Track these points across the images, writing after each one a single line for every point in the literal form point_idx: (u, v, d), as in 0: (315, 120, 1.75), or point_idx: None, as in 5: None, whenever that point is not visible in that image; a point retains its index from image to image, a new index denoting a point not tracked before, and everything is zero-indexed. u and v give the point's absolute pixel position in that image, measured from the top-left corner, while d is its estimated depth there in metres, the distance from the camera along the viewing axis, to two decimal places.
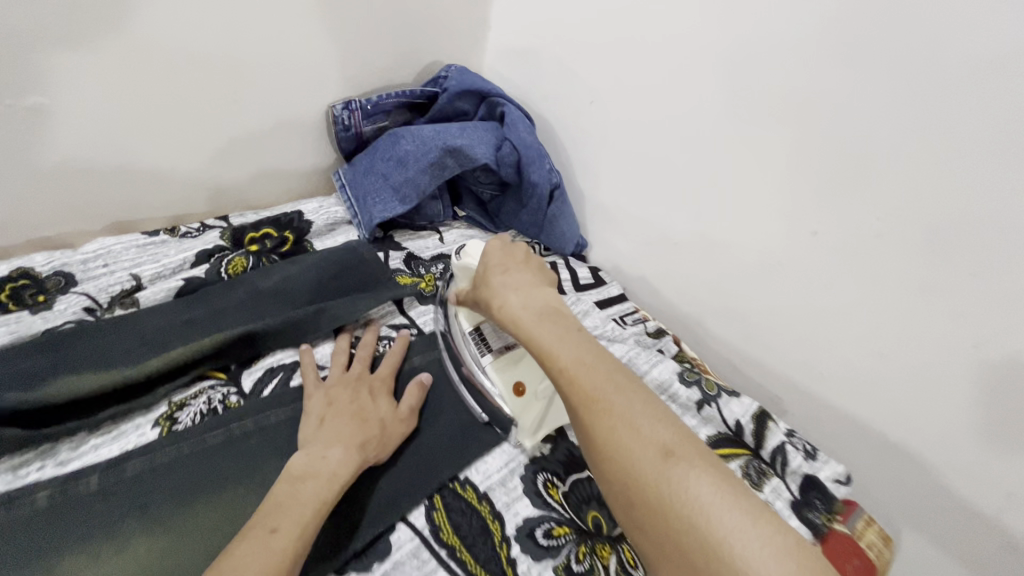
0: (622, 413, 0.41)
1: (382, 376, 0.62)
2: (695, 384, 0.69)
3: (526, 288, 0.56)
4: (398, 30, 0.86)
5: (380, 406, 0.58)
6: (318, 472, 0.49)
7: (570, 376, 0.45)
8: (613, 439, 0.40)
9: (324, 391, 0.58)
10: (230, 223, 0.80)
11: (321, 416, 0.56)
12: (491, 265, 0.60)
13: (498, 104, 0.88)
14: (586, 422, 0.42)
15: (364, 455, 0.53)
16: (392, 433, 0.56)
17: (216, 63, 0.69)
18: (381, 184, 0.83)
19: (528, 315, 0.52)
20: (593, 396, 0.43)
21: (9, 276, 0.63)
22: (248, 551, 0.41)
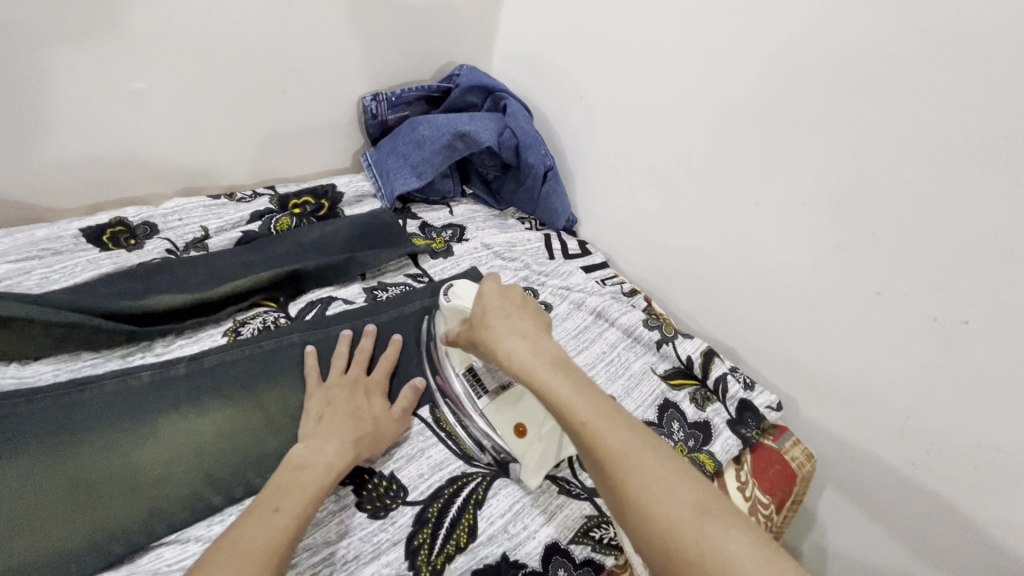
0: (650, 472, 0.43)
1: (380, 379, 0.67)
2: (656, 328, 0.84)
3: (532, 336, 0.55)
4: (418, 34, 1.02)
5: (375, 406, 0.63)
6: (315, 464, 0.54)
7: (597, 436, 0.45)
8: (647, 501, 0.42)
9: (323, 392, 0.63)
10: (277, 191, 0.96)
11: (319, 416, 0.60)
12: (492, 308, 0.58)
13: (502, 97, 1.03)
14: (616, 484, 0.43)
15: (357, 450, 0.57)
16: (384, 430, 0.62)
17: (271, 59, 0.87)
18: (401, 163, 0.99)
19: (542, 368, 0.51)
20: (623, 458, 0.44)
21: (110, 222, 0.79)
22: (255, 523, 0.46)
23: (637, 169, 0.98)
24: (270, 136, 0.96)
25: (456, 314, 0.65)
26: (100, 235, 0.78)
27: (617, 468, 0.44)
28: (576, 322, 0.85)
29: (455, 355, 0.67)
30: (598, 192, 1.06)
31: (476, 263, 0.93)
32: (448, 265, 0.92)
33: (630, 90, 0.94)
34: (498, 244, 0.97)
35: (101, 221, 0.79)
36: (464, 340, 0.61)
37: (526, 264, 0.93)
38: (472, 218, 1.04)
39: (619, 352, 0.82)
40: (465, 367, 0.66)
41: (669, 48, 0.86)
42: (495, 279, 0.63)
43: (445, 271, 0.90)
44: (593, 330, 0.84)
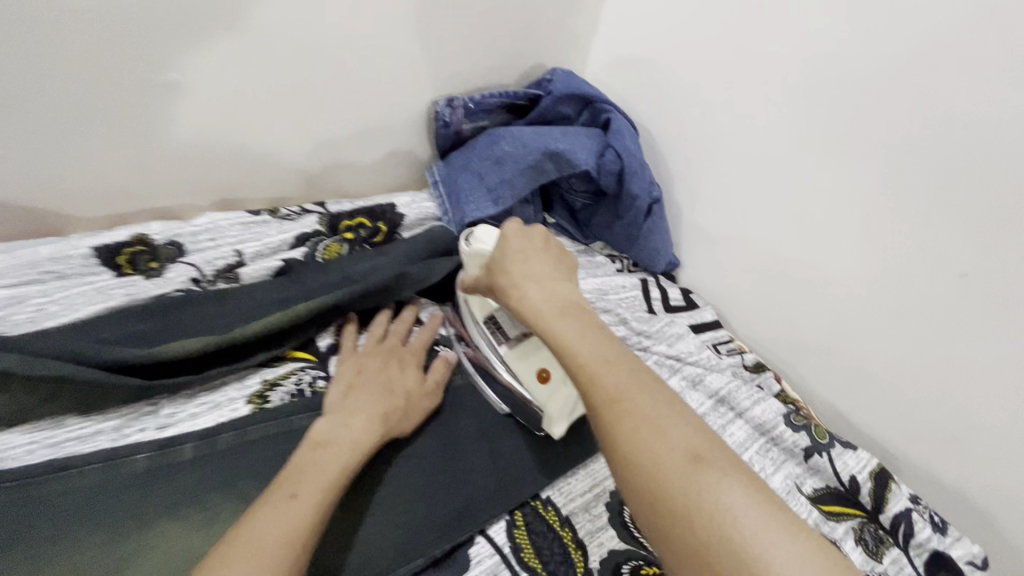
0: (648, 417, 0.37)
1: (415, 350, 0.62)
2: (804, 429, 0.63)
3: (545, 278, 0.48)
4: (506, 29, 0.84)
5: (408, 377, 0.58)
6: (340, 440, 0.48)
7: (593, 377, 0.39)
8: (637, 447, 0.36)
9: (356, 358, 0.58)
10: (328, 208, 0.79)
11: (348, 384, 0.55)
12: (509, 253, 0.52)
13: (603, 110, 0.84)
14: (608, 429, 0.37)
15: (387, 425, 0.52)
16: (417, 405, 0.56)
17: (335, 52, 0.71)
18: (475, 184, 0.82)
19: (548, 306, 0.45)
20: (619, 402, 0.38)
21: (128, 241, 0.64)
22: (270, 513, 0.40)
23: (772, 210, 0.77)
24: (324, 144, 0.80)
25: (475, 253, 0.60)
26: (116, 256, 0.64)
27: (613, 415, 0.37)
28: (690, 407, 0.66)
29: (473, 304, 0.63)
30: (709, 234, 0.86)
31: None
32: None
33: (776, 110, 0.73)
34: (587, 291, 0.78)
35: (119, 237, 0.64)
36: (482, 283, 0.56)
37: (623, 321, 0.74)
38: None
39: (752, 458, 0.61)
40: (485, 315, 0.63)
41: (855, 56, 0.65)
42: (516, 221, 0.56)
43: None
44: (713, 422, 0.65)
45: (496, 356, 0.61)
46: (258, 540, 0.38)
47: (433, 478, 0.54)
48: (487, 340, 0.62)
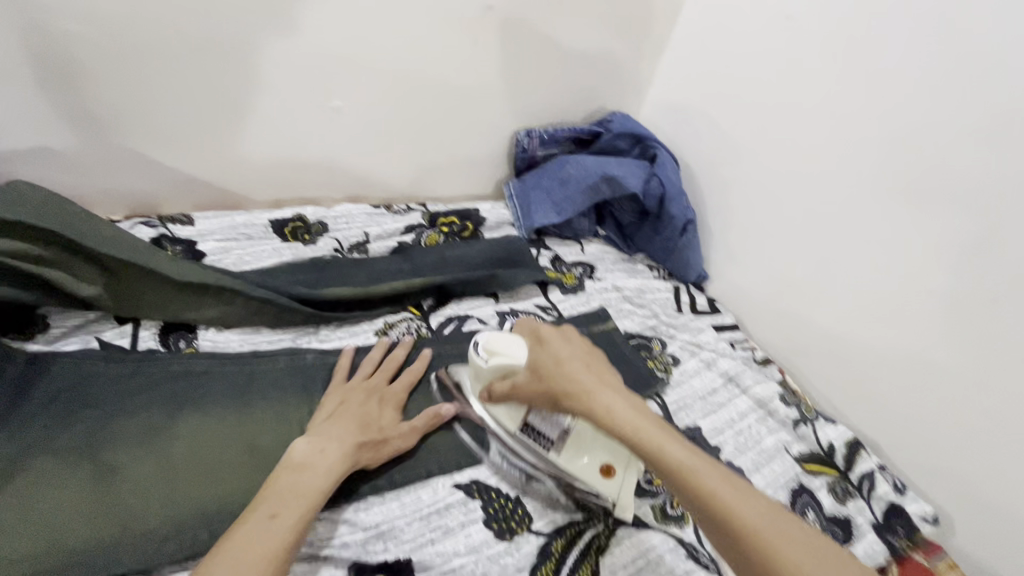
0: (767, 523, 0.45)
1: (399, 390, 0.67)
2: (795, 405, 0.79)
3: (616, 391, 0.55)
4: (577, 79, 1.07)
5: (385, 415, 0.63)
6: (314, 463, 0.54)
7: (713, 495, 0.46)
8: (773, 556, 0.43)
9: (343, 392, 0.63)
10: (427, 208, 1.03)
11: (331, 412, 0.61)
12: (571, 362, 0.57)
13: (652, 147, 1.04)
14: (739, 543, 0.44)
15: (357, 456, 0.57)
16: (390, 441, 0.61)
17: (448, 91, 0.96)
18: (544, 198, 1.03)
19: (638, 422, 0.52)
20: (744, 518, 0.45)
21: (292, 218, 0.90)
22: (250, 532, 0.46)
23: (786, 234, 0.94)
24: (430, 158, 1.04)
25: (499, 367, 0.61)
26: (283, 228, 0.88)
27: (742, 533, 0.44)
28: (704, 382, 0.83)
29: (502, 416, 0.63)
30: (734, 253, 1.03)
31: (606, 304, 0.93)
32: (580, 301, 0.92)
33: (791, 154, 0.91)
34: (629, 288, 0.97)
35: (285, 215, 0.90)
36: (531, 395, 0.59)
37: (654, 316, 0.92)
38: (602, 259, 1.04)
39: (750, 423, 0.78)
40: (519, 423, 0.62)
41: (851, 113, 0.83)
42: (532, 323, 0.62)
43: (575, 306, 0.91)
44: (722, 395, 0.81)
45: (549, 461, 0.62)
46: (240, 553, 0.44)
47: None
48: (529, 447, 0.62)
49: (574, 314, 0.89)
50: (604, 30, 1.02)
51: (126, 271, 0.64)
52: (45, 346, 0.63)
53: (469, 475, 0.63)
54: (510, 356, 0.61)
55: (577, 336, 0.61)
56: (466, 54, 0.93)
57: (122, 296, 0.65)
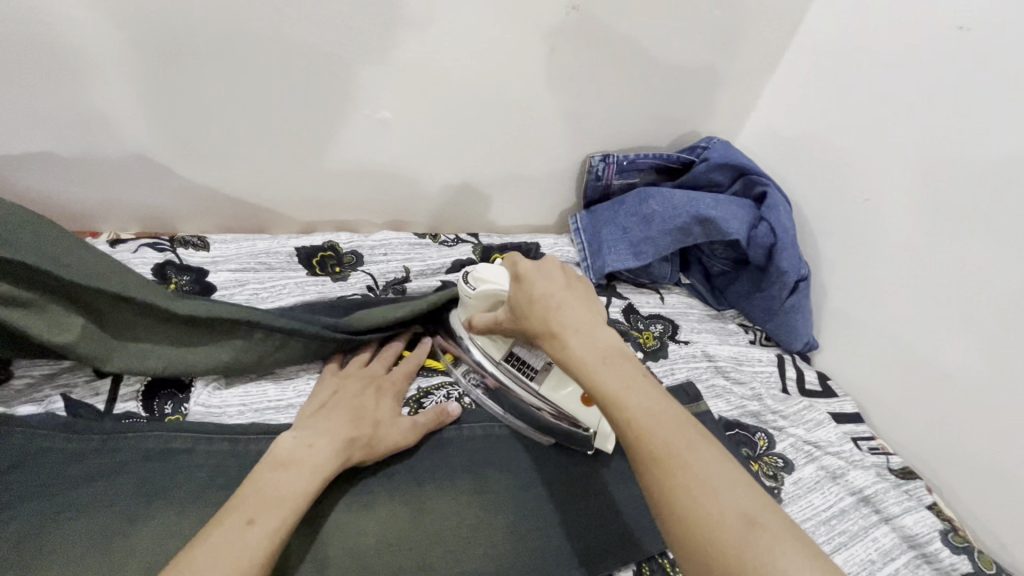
0: (698, 474, 0.37)
1: (398, 381, 0.60)
2: (966, 553, 0.58)
3: (586, 324, 0.46)
4: (672, 100, 0.87)
5: (383, 407, 0.56)
6: (300, 461, 0.47)
7: (640, 428, 0.39)
8: (692, 508, 0.36)
9: (336, 379, 0.58)
10: (479, 241, 0.88)
11: (323, 403, 0.55)
12: (539, 293, 0.48)
13: (758, 183, 0.85)
14: (659, 484, 0.37)
15: (351, 451, 0.50)
16: (388, 435, 0.54)
17: (512, 107, 0.80)
18: (619, 236, 0.86)
19: (590, 354, 0.43)
20: (668, 461, 0.37)
21: (323, 246, 0.77)
22: (222, 544, 0.39)
23: (939, 310, 0.72)
24: (487, 183, 0.89)
25: (486, 297, 0.57)
26: (312, 257, 0.75)
27: (664, 477, 0.37)
28: (827, 501, 0.62)
29: (489, 346, 0.60)
30: (858, 321, 0.82)
31: (694, 377, 0.74)
32: (661, 370, 0.74)
33: (955, 207, 0.69)
34: (723, 357, 0.78)
35: (315, 242, 0.77)
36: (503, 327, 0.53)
37: (756, 397, 0.73)
38: (686, 314, 0.85)
39: (899, 570, 0.57)
40: (504, 353, 0.60)
41: None
42: (516, 257, 0.53)
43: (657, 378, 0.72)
44: (854, 520, 0.61)
45: (530, 391, 0.60)
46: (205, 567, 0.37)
47: (564, 494, 0.57)
48: (512, 377, 0.60)
49: None
50: (713, 41, 0.82)
51: (112, 312, 0.52)
52: (1, 405, 0.50)
53: None
54: (500, 283, 0.55)
55: (567, 268, 0.51)
56: (539, 65, 0.76)
57: (102, 346, 0.53)
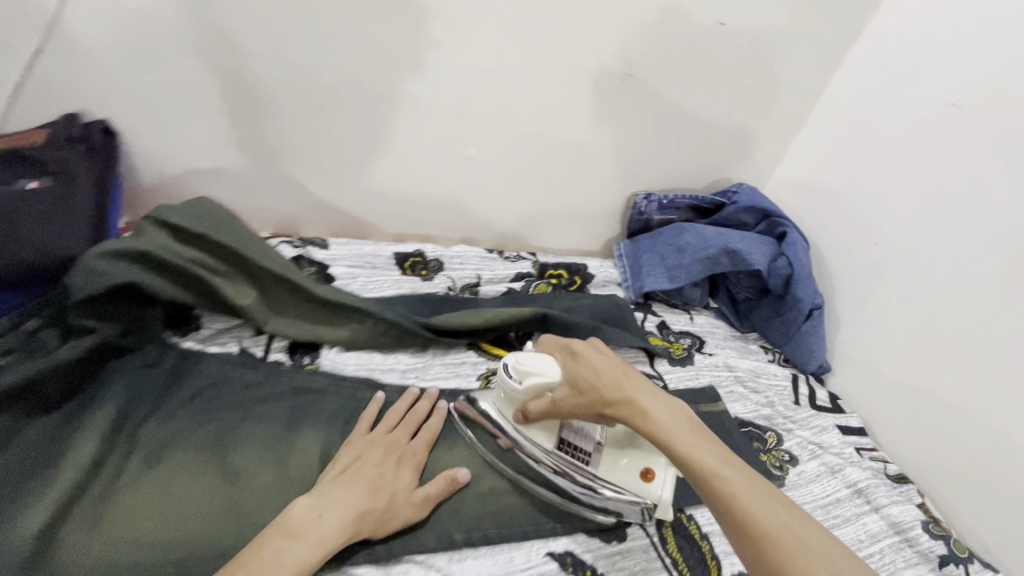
0: (798, 531, 0.43)
1: (419, 449, 0.62)
2: (943, 540, 0.69)
3: (664, 401, 0.52)
4: (707, 151, 1.04)
5: (401, 478, 0.58)
6: (308, 533, 0.50)
7: (743, 501, 0.45)
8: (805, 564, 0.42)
9: (362, 445, 0.60)
10: (537, 259, 1.04)
11: (345, 468, 0.57)
12: (613, 372, 0.54)
13: (780, 225, 0.99)
14: (771, 546, 0.43)
15: (359, 526, 0.53)
16: (398, 509, 0.56)
17: (572, 150, 0.99)
18: (657, 262, 1.01)
19: (673, 426, 0.50)
20: (772, 524, 0.44)
21: (413, 253, 0.95)
22: None
23: (933, 338, 0.83)
24: (546, 211, 1.06)
25: (535, 389, 0.58)
26: (405, 261, 0.94)
27: (771, 540, 0.43)
28: (826, 490, 0.74)
29: (540, 435, 0.60)
30: (866, 347, 0.93)
31: (716, 383, 0.87)
32: (688, 375, 0.87)
33: (945, 249, 0.82)
34: (742, 369, 0.90)
35: (407, 250, 0.95)
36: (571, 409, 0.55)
37: (770, 405, 0.85)
38: (713, 333, 0.99)
39: (883, 549, 0.68)
40: (555, 442, 0.60)
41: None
42: (564, 338, 0.59)
43: (683, 380, 0.86)
44: (848, 508, 0.72)
45: (587, 476, 0.59)
46: None
47: None
48: (567, 465, 0.60)
49: (681, 388, 0.85)
50: (742, 104, 0.99)
51: (272, 286, 0.71)
52: (197, 344, 0.69)
53: (565, 545, 0.60)
54: (546, 374, 0.57)
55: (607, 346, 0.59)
56: (596, 117, 0.95)
57: (262, 310, 0.71)
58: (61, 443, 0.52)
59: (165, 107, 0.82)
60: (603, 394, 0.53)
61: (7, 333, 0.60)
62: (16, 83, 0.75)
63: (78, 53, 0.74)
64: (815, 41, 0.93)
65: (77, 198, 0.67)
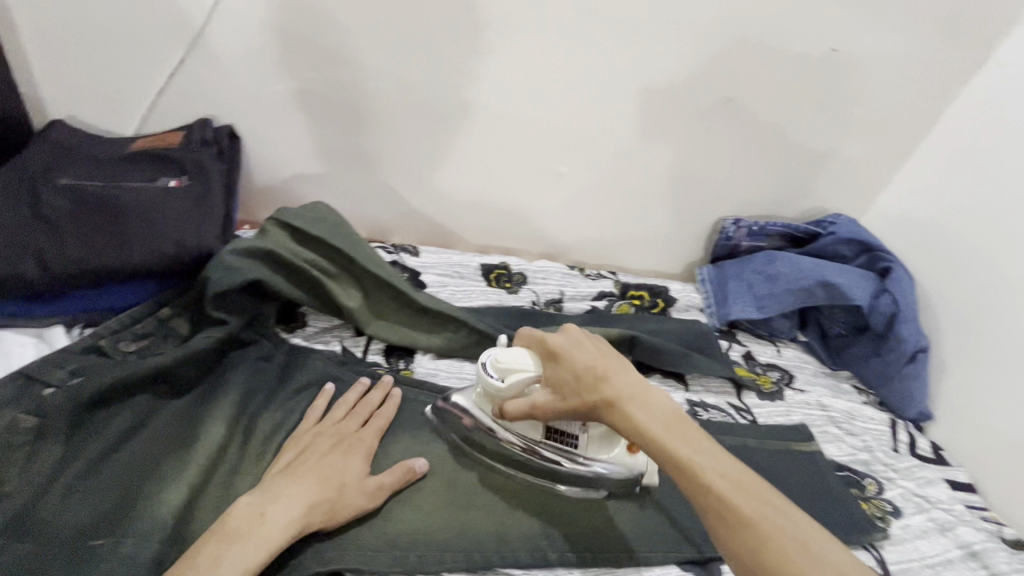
0: (790, 534, 0.41)
1: (369, 439, 0.59)
2: None
3: (642, 392, 0.49)
4: (804, 178, 1.00)
5: (350, 467, 0.55)
6: (249, 533, 0.47)
7: (718, 493, 0.43)
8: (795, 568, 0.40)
9: (308, 439, 0.57)
10: (618, 278, 1.03)
11: (289, 463, 0.54)
12: (588, 366, 0.50)
13: (883, 260, 0.95)
14: (758, 550, 0.41)
15: (308, 519, 0.50)
16: (349, 498, 0.53)
17: (662, 171, 0.98)
18: (744, 290, 0.98)
19: (656, 424, 0.47)
20: (752, 521, 0.42)
21: (499, 266, 0.96)
22: None
23: None
24: (630, 232, 1.06)
25: (516, 385, 0.56)
26: (490, 273, 0.95)
27: (748, 535, 0.42)
28: (933, 548, 0.69)
29: (525, 428, 0.58)
30: (976, 398, 0.86)
31: (808, 421, 0.83)
32: (778, 410, 0.84)
33: None
34: (837, 410, 0.86)
35: (493, 262, 0.97)
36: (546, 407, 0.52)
37: (868, 449, 0.81)
38: (802, 367, 0.94)
39: None
40: (540, 431, 0.57)
41: None
42: (536, 333, 0.55)
43: (774, 416, 0.83)
44: (960, 571, 0.67)
45: (577, 458, 0.56)
46: None
47: None
48: (556, 451, 0.57)
49: (771, 424, 0.81)
50: (846, 132, 0.95)
51: (376, 290, 0.73)
52: (304, 342, 0.72)
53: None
54: (524, 367, 0.55)
55: (589, 335, 0.54)
56: (691, 139, 0.94)
57: (365, 313, 0.74)
58: (194, 426, 0.57)
59: (283, 115, 0.87)
60: (577, 390, 0.50)
61: (145, 319, 0.64)
62: (159, 90, 0.83)
63: (214, 63, 0.81)
64: (931, 69, 0.89)
65: (209, 201, 0.71)
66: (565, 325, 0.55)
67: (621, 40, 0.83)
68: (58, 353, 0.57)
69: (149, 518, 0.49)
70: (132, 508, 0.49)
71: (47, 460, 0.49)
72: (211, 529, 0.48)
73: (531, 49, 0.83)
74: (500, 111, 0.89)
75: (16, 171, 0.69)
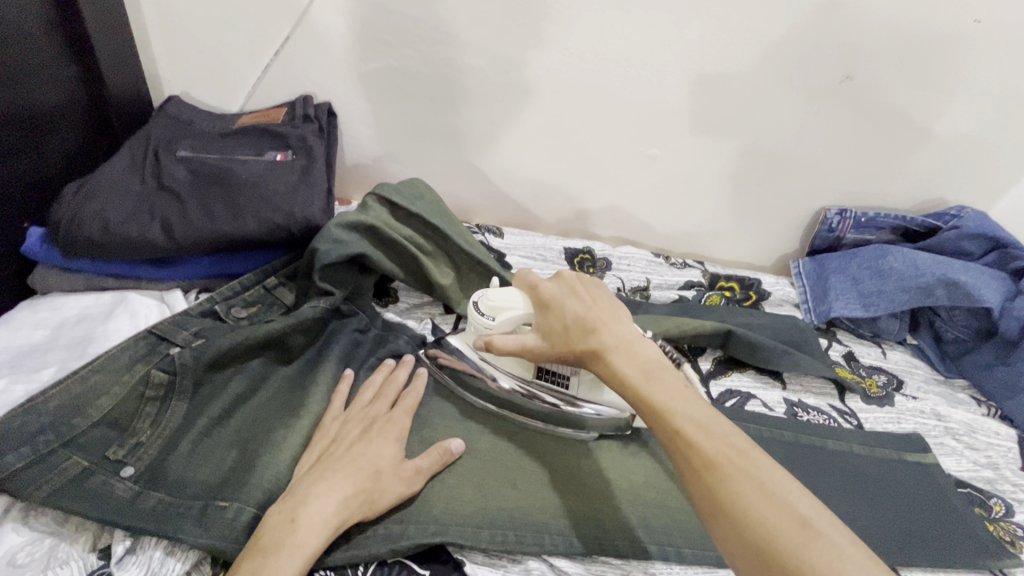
0: (751, 477, 0.38)
1: (400, 419, 0.56)
2: None
3: (627, 342, 0.48)
4: (925, 168, 0.91)
5: (384, 452, 0.51)
6: (282, 544, 0.42)
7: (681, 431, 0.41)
8: (748, 511, 0.37)
9: (337, 426, 0.54)
10: (706, 268, 0.98)
11: (319, 455, 0.51)
12: (577, 314, 0.51)
13: (1017, 257, 0.86)
14: (711, 489, 0.38)
15: (346, 513, 0.46)
16: (387, 486, 0.49)
17: (764, 155, 0.91)
18: (848, 285, 0.90)
19: (636, 370, 0.46)
20: (713, 457, 0.39)
21: (582, 250, 0.94)
22: None
23: None
24: (721, 220, 1.01)
25: (507, 323, 0.57)
26: (574, 257, 0.93)
27: (706, 472, 0.39)
28: None
29: (516, 365, 0.60)
30: None
31: (922, 431, 0.76)
32: (887, 417, 0.78)
33: None
34: (955, 421, 0.79)
35: (577, 246, 0.94)
36: (533, 347, 0.53)
37: (995, 466, 0.73)
38: (912, 373, 0.86)
39: None
40: (534, 371, 0.60)
41: None
42: (530, 279, 0.56)
43: (883, 422, 0.76)
44: None
45: (570, 398, 0.60)
46: None
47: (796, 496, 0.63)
48: (549, 390, 0.60)
49: (879, 430, 0.75)
50: (984, 116, 0.85)
51: (470, 268, 0.73)
52: (397, 317, 0.73)
53: None
54: (516, 307, 0.56)
55: (583, 283, 0.54)
56: (801, 122, 0.87)
57: (457, 291, 0.73)
58: (301, 395, 0.58)
59: (379, 93, 0.88)
60: (564, 331, 0.51)
61: (253, 288, 0.67)
62: (265, 67, 0.85)
63: (318, 41, 0.83)
64: None
65: (313, 172, 0.74)
66: (560, 273, 0.56)
67: (736, 12, 0.77)
68: (181, 316, 0.60)
69: (258, 475, 0.49)
70: (249, 473, 0.49)
71: (172, 418, 0.52)
72: (250, 542, 0.44)
73: (633, 24, 0.79)
74: (595, 90, 0.86)
75: (141, 144, 0.73)
